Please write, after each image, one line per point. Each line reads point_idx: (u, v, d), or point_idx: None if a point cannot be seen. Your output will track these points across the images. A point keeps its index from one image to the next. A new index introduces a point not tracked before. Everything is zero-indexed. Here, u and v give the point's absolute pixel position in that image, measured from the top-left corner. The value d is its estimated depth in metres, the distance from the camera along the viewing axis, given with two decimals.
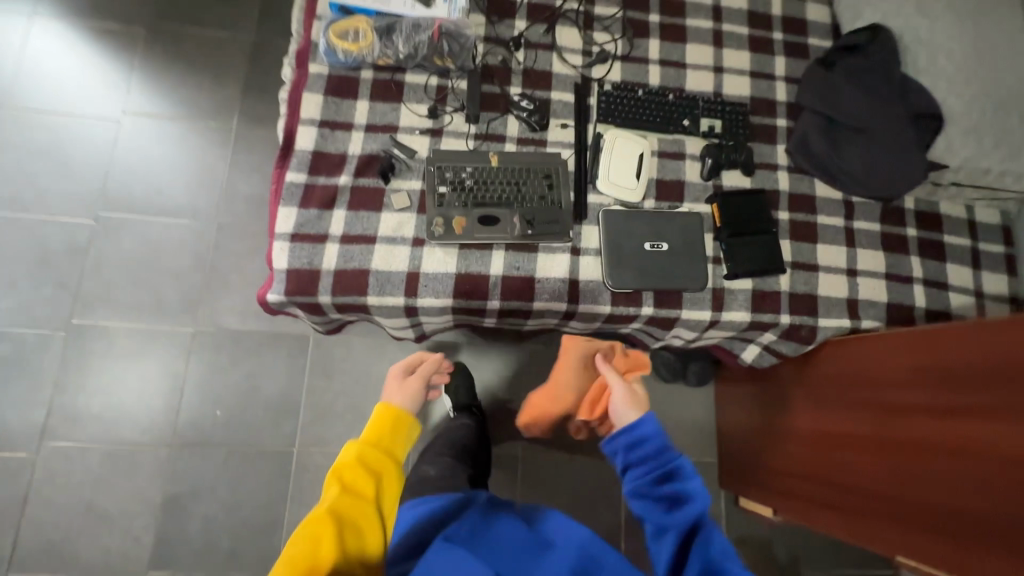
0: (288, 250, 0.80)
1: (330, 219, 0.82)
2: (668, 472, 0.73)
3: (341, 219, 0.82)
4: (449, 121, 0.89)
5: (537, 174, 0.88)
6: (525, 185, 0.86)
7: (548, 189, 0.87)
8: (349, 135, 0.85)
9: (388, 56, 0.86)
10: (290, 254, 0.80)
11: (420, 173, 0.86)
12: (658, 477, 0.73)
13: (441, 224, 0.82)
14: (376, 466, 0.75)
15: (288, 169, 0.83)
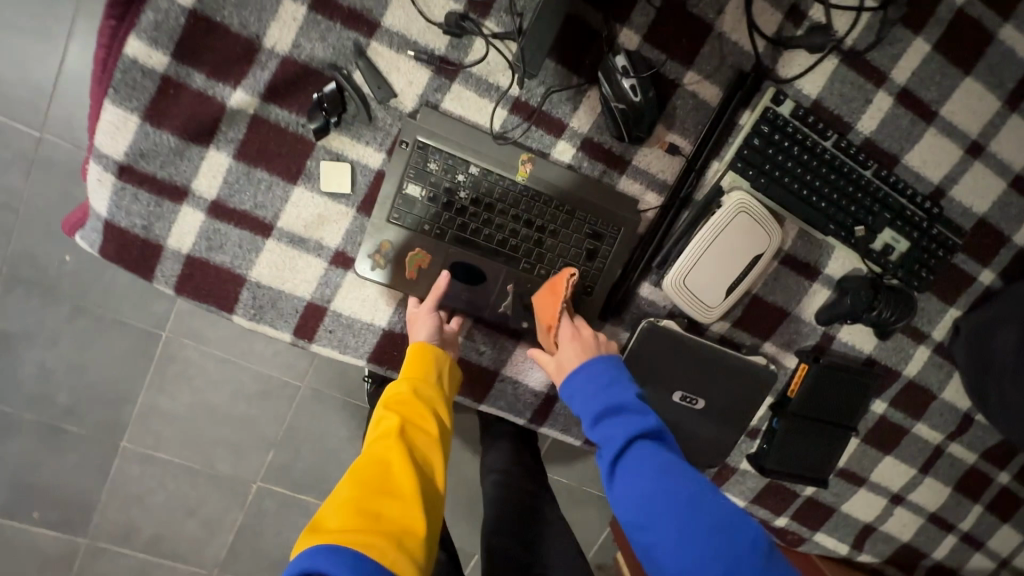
0: (112, 190, 0.44)
1: (200, 163, 0.45)
2: (603, 400, 0.44)
3: (222, 171, 0.46)
4: (478, 53, 0.47)
5: (580, 225, 0.50)
6: (553, 236, 0.50)
7: (584, 257, 0.51)
8: (278, 6, 0.43)
9: None
10: (115, 198, 0.45)
11: (388, 138, 0.47)
12: (595, 413, 0.44)
13: (385, 256, 0.48)
14: (414, 410, 0.44)
15: (134, 29, 0.41)
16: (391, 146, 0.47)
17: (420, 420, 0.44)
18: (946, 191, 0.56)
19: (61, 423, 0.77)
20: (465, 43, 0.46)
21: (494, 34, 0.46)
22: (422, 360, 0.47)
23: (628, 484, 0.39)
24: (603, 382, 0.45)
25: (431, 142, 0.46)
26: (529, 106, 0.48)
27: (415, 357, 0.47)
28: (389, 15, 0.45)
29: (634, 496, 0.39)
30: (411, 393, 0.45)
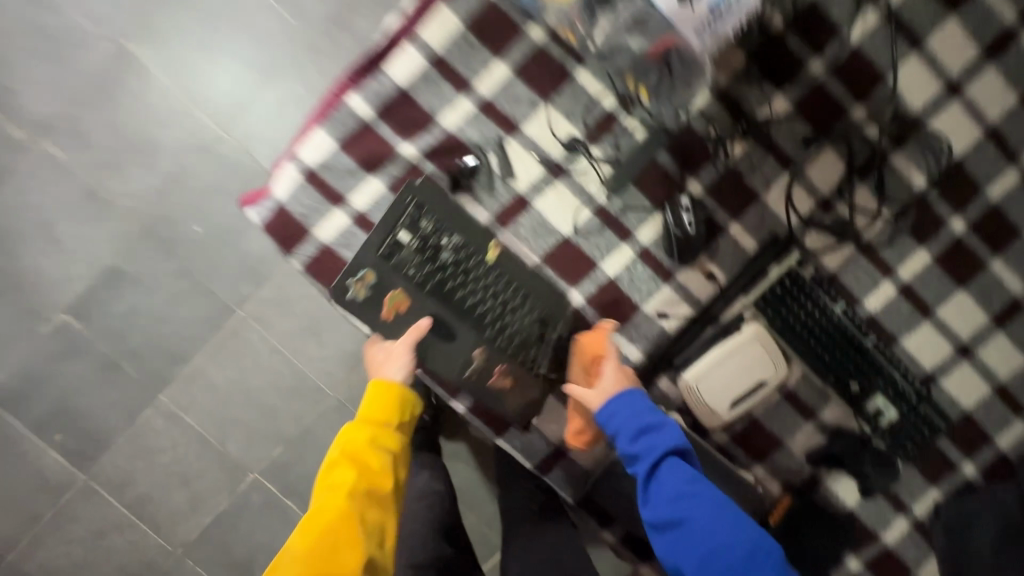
0: (296, 184, 0.60)
1: (360, 184, 0.61)
2: (640, 418, 0.54)
3: (373, 194, 0.61)
4: (583, 167, 0.63)
5: (536, 310, 0.60)
6: (511, 312, 0.60)
7: (535, 338, 0.61)
8: (454, 97, 0.61)
9: (575, 32, 0.59)
10: (296, 189, 0.60)
11: (499, 204, 0.62)
12: (634, 430, 0.53)
13: (368, 287, 0.56)
14: (370, 460, 0.56)
15: (358, 88, 0.60)
16: (499, 212, 0.63)
17: (381, 461, 0.56)
18: (936, 379, 0.65)
19: (122, 360, 0.85)
20: (575, 157, 0.62)
21: (598, 158, 0.62)
22: (387, 400, 0.58)
23: (664, 492, 0.50)
24: (639, 404, 0.55)
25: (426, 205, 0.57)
26: (610, 214, 0.63)
27: (379, 395, 0.58)
28: (529, 125, 0.62)
29: (668, 502, 0.50)
30: (367, 442, 0.57)
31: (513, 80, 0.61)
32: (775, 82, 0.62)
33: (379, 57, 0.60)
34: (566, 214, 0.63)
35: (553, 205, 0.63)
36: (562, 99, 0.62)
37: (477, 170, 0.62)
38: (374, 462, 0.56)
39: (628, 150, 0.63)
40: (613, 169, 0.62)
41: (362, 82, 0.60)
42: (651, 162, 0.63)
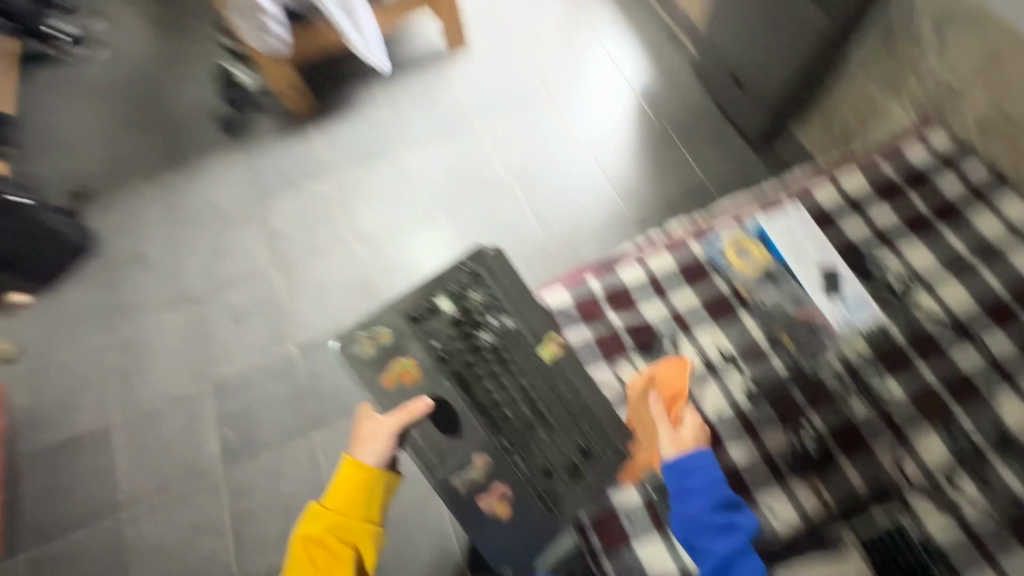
0: None
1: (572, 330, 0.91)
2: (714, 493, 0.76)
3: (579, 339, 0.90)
4: (734, 376, 0.86)
5: (539, 411, 0.81)
6: (520, 403, 0.81)
7: (535, 431, 0.80)
8: (654, 299, 0.92)
9: (749, 291, 0.92)
10: None
11: (663, 377, 0.87)
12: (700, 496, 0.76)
13: (381, 344, 0.83)
14: (321, 541, 0.76)
15: (593, 275, 0.96)
16: (663, 383, 0.87)
17: (367, 505, 0.78)
18: None
19: None
20: (728, 366, 0.87)
21: (744, 373, 0.86)
22: (354, 481, 0.78)
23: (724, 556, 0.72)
24: (711, 478, 0.77)
25: (488, 287, 0.86)
26: (748, 418, 0.84)
27: (350, 473, 0.78)
28: (699, 333, 0.90)
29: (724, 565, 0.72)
30: (320, 529, 0.77)
31: (696, 304, 0.91)
32: (890, 369, 0.86)
33: (614, 263, 0.97)
34: (713, 403, 0.85)
35: (704, 395, 0.85)
36: (727, 324, 0.89)
37: (655, 350, 0.89)
38: (351, 518, 0.77)
39: (770, 378, 0.86)
40: (753, 386, 0.85)
41: (600, 273, 0.96)
42: (787, 391, 0.85)
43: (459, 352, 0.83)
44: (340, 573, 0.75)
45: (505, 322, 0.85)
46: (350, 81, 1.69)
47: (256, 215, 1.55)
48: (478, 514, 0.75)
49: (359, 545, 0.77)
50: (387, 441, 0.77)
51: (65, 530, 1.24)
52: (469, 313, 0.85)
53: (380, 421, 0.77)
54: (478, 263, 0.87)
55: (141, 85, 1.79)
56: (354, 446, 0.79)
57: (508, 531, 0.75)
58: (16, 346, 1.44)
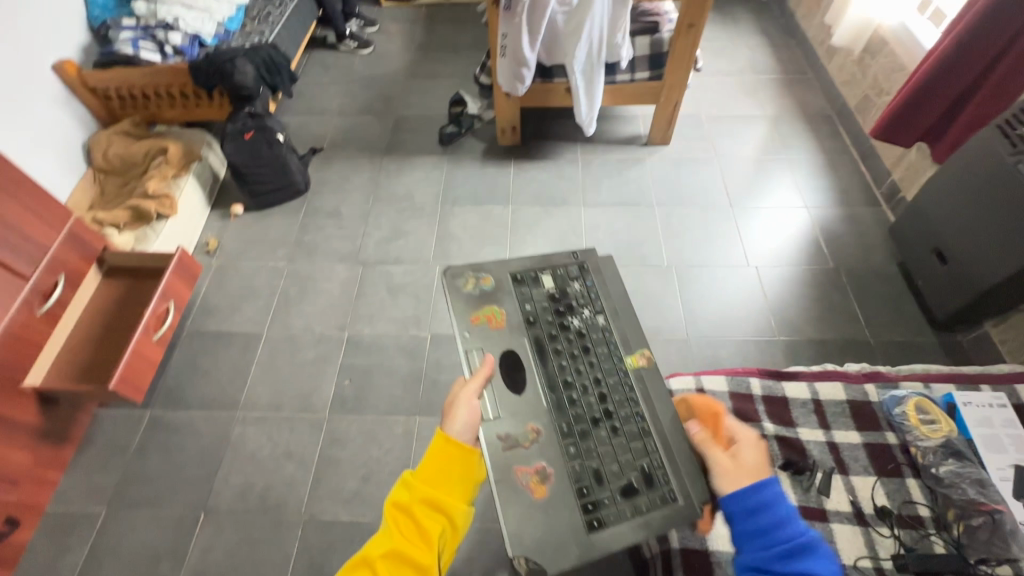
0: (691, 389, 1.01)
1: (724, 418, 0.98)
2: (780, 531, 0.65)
3: None
4: (880, 532, 0.85)
5: (611, 413, 0.71)
6: (592, 395, 0.72)
7: (596, 430, 0.69)
8: (813, 425, 0.97)
9: (920, 454, 0.89)
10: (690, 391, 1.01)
11: (803, 498, 0.89)
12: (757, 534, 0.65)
13: (480, 286, 0.79)
14: (406, 519, 0.66)
15: (760, 379, 1.04)
16: (802, 505, 0.88)
17: (467, 482, 0.67)
18: None
19: None
20: (878, 520, 0.86)
21: (894, 535, 0.84)
22: (451, 456, 0.67)
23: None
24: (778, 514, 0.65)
25: (593, 282, 0.82)
26: None
27: (445, 449, 0.67)
28: (854, 477, 0.91)
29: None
30: (407, 504, 0.66)
31: (858, 446, 0.94)
32: None
33: (783, 379, 1.05)
34: (851, 547, 0.83)
35: (843, 536, 0.84)
36: (886, 480, 0.90)
37: (804, 471, 0.91)
38: (445, 493, 0.66)
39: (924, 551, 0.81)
40: (903, 551, 0.82)
41: (767, 380, 1.03)
42: None
43: (548, 323, 0.77)
44: (428, 553, 0.63)
45: (598, 317, 0.79)
46: (556, 139, 1.91)
47: (439, 214, 1.75)
48: (512, 481, 0.64)
49: (450, 522, 0.66)
50: (475, 406, 0.68)
51: (189, 405, 1.40)
52: (568, 295, 0.80)
53: (468, 381, 0.70)
54: (590, 258, 0.84)
55: (390, 86, 2.15)
56: (445, 418, 0.69)
57: (539, 517, 0.62)
58: (219, 245, 1.72)
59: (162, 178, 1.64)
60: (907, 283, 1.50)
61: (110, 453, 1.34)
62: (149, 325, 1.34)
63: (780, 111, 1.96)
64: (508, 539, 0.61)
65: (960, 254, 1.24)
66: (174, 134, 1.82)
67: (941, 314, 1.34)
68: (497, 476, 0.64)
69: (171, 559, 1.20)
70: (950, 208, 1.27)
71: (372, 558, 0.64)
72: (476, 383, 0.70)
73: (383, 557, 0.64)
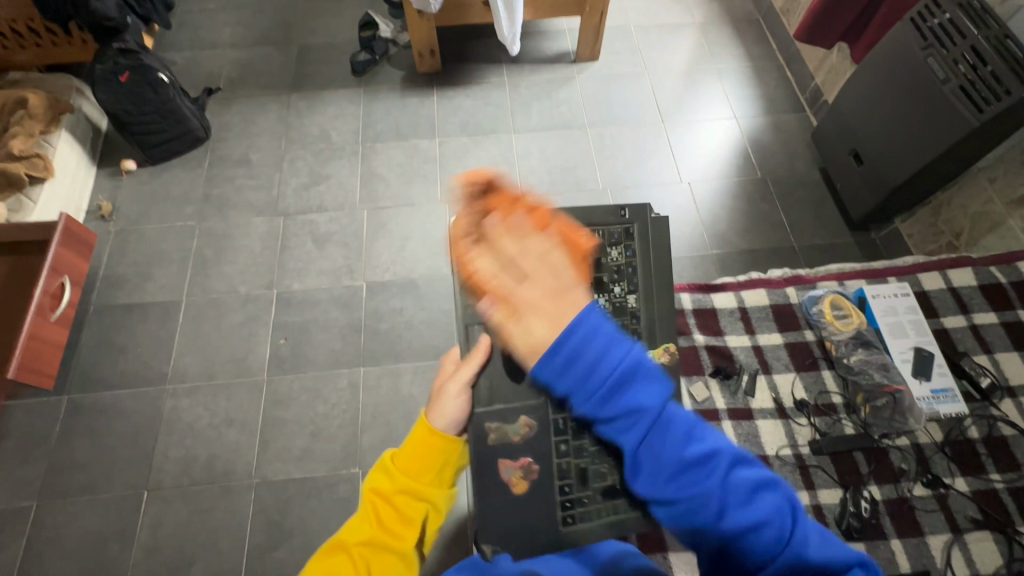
0: None
1: None
2: (610, 374, 0.47)
3: None
4: (800, 422, 0.92)
5: None
6: None
7: None
8: (740, 332, 1.02)
9: (834, 347, 0.96)
10: None
11: (732, 400, 0.95)
12: (601, 392, 0.47)
13: None
14: (385, 507, 0.67)
15: (691, 293, 1.06)
16: (731, 407, 0.94)
17: (445, 470, 0.68)
18: None
19: None
20: (797, 412, 0.93)
21: (811, 423, 0.92)
22: (431, 447, 0.67)
23: (664, 470, 0.48)
24: (597, 349, 0.47)
25: (634, 254, 0.73)
26: (805, 463, 0.89)
27: (425, 439, 0.67)
28: (776, 375, 0.97)
29: (669, 477, 0.48)
30: (384, 494, 0.67)
31: (780, 346, 1.00)
32: (962, 468, 0.88)
33: (711, 292, 1.08)
34: (775, 439, 0.91)
35: (767, 430, 0.92)
36: (805, 375, 0.96)
37: (732, 375, 0.97)
38: (424, 482, 0.67)
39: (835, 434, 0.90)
40: (817, 437, 0.90)
41: (697, 294, 1.06)
42: (850, 452, 0.89)
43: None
44: (408, 539, 0.66)
45: (629, 297, 0.72)
46: (480, 61, 1.77)
47: (361, 154, 1.62)
48: (494, 473, 0.63)
49: (432, 506, 0.68)
50: (466, 398, 0.65)
51: (112, 385, 1.31)
52: (602, 266, 0.72)
53: (460, 368, 0.64)
54: (639, 218, 0.73)
55: (288, 10, 1.90)
56: (430, 405, 0.67)
57: (516, 509, 0.63)
58: (114, 208, 1.54)
59: (28, 135, 1.41)
60: (828, 186, 1.55)
61: (30, 444, 1.24)
62: (44, 305, 1.21)
63: (708, 18, 1.89)
64: (480, 527, 0.62)
65: (874, 155, 1.29)
66: (33, 81, 1.55)
67: (856, 215, 1.41)
68: (480, 468, 0.63)
69: (120, 540, 1.16)
70: (866, 109, 1.29)
71: (350, 544, 0.66)
72: (469, 371, 0.64)
73: (361, 544, 0.65)
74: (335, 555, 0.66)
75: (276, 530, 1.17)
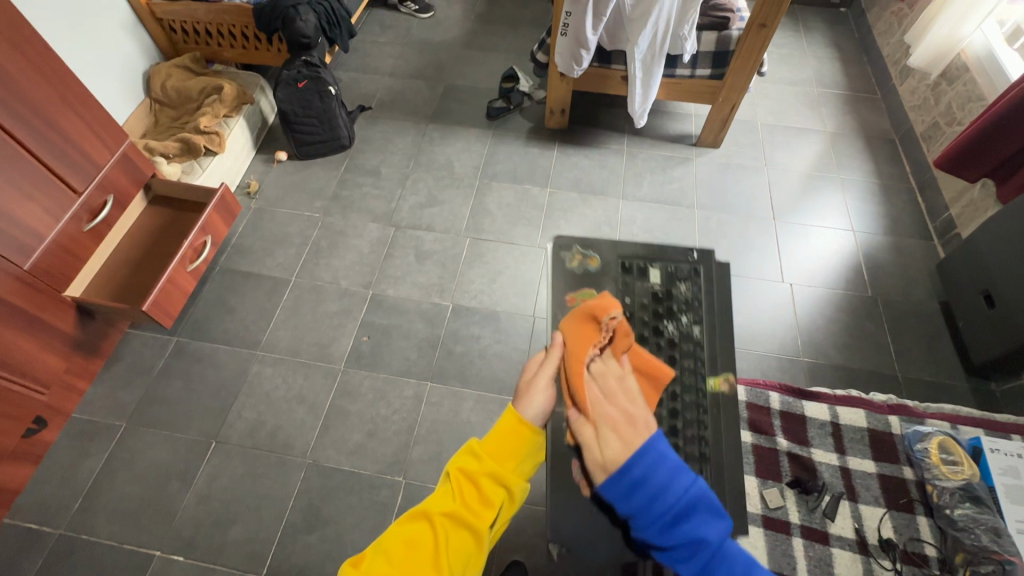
0: None
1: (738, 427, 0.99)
2: (679, 503, 0.47)
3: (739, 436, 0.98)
4: (880, 564, 0.84)
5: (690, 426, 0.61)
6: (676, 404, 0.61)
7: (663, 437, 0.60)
8: (829, 449, 0.97)
9: (936, 492, 0.87)
10: None
11: (807, 516, 0.89)
12: (666, 520, 0.47)
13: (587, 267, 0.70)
14: (466, 487, 0.58)
15: (781, 394, 1.03)
16: (805, 525, 0.88)
17: (530, 459, 0.59)
18: None
19: None
20: (881, 552, 0.85)
21: (895, 570, 0.83)
22: (518, 434, 0.58)
23: None
24: (665, 474, 0.48)
25: (701, 290, 0.69)
26: None
27: (511, 425, 0.59)
28: (863, 505, 0.90)
29: None
30: (470, 472, 0.58)
31: (872, 475, 0.93)
32: None
33: (804, 398, 1.04)
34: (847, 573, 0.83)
35: (843, 562, 0.84)
36: (897, 514, 0.89)
37: (812, 491, 0.90)
38: (508, 468, 0.58)
39: None
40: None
41: (787, 396, 1.03)
42: None
43: (641, 322, 0.66)
44: (484, 520, 0.55)
45: (694, 328, 0.66)
46: (604, 128, 1.88)
47: (476, 187, 1.74)
48: (567, 471, 0.59)
49: (511, 498, 0.58)
50: (550, 395, 0.59)
51: (214, 338, 1.45)
52: (670, 297, 0.68)
53: (542, 364, 0.61)
54: (706, 260, 0.71)
55: (445, 53, 2.14)
56: (518, 396, 0.60)
57: (585, 512, 0.57)
58: (259, 188, 1.75)
59: (214, 115, 1.67)
60: (948, 323, 1.44)
61: (136, 372, 1.39)
62: (186, 256, 1.38)
63: (840, 129, 1.88)
64: (549, 524, 0.57)
65: (1009, 301, 1.19)
66: (231, 74, 1.85)
67: (977, 359, 1.30)
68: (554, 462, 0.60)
69: (180, 480, 1.25)
70: (1006, 252, 1.21)
71: (432, 514, 0.56)
72: (551, 367, 0.60)
73: (439, 516, 0.56)
74: (407, 523, 0.57)
75: (313, 515, 1.21)
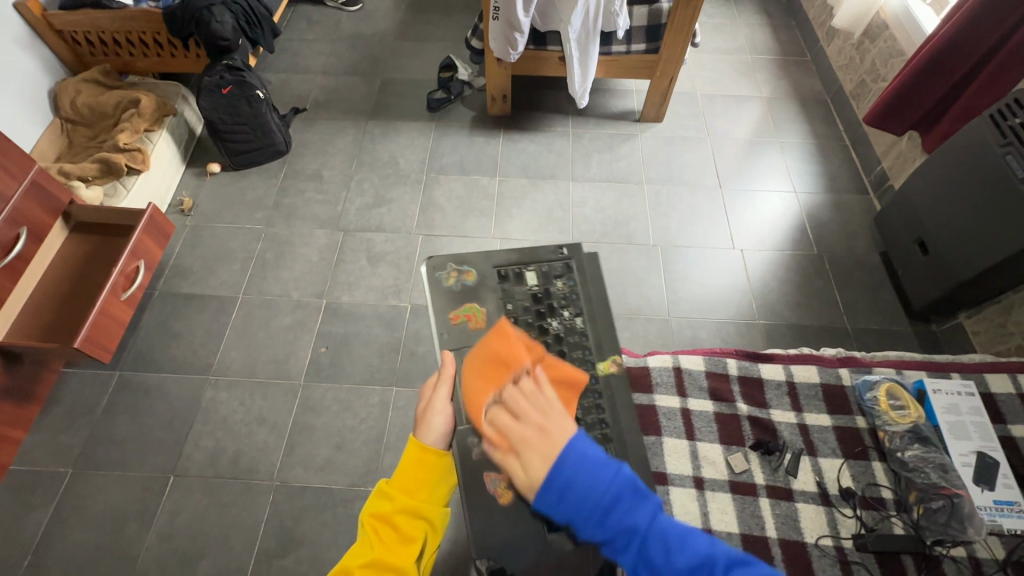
0: (664, 366, 1.04)
1: (701, 397, 1.01)
2: (604, 498, 0.50)
3: (702, 407, 1.00)
4: (842, 514, 0.87)
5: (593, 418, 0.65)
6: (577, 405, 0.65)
7: None
8: (786, 408, 1.00)
9: (886, 435, 0.92)
10: (662, 368, 1.04)
11: (772, 476, 0.91)
12: (598, 517, 0.50)
13: (461, 282, 0.72)
14: (381, 532, 0.63)
15: (737, 360, 1.06)
16: (770, 485, 0.91)
17: (441, 486, 0.65)
18: None
19: None
20: (841, 501, 0.89)
21: (856, 516, 0.87)
22: (423, 465, 0.64)
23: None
24: (588, 479, 0.51)
25: (577, 282, 0.74)
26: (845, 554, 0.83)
27: (416, 457, 0.64)
28: (822, 458, 0.93)
29: None
30: (385, 517, 0.64)
31: (828, 429, 0.97)
32: None
33: (759, 361, 1.08)
34: (810, 527, 0.86)
35: (808, 516, 0.87)
36: (853, 463, 0.92)
37: (773, 452, 0.93)
38: (421, 498, 0.64)
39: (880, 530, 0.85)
40: (863, 531, 0.85)
41: (743, 361, 1.06)
42: (896, 551, 0.82)
43: (525, 325, 0.69)
44: (409, 556, 0.61)
45: (577, 319, 0.71)
46: (547, 111, 1.86)
47: (423, 183, 1.70)
48: (480, 487, 0.61)
49: (431, 525, 0.64)
50: (449, 413, 0.65)
51: (161, 368, 1.37)
52: (549, 295, 0.72)
53: (437, 388, 0.65)
54: (576, 254, 0.76)
55: (378, 46, 2.06)
56: (418, 426, 0.65)
57: (502, 524, 0.60)
58: (194, 205, 1.66)
59: (134, 131, 1.55)
60: (888, 273, 1.51)
61: (78, 413, 1.30)
62: (117, 284, 1.29)
63: (776, 93, 1.93)
64: (473, 541, 0.59)
65: (940, 247, 1.25)
66: (148, 85, 1.73)
67: (918, 305, 1.36)
68: (466, 484, 0.61)
69: (139, 520, 1.18)
70: (936, 200, 1.26)
71: (353, 567, 0.62)
72: (446, 388, 0.65)
73: (363, 567, 0.61)
74: None
75: (286, 538, 1.17)
